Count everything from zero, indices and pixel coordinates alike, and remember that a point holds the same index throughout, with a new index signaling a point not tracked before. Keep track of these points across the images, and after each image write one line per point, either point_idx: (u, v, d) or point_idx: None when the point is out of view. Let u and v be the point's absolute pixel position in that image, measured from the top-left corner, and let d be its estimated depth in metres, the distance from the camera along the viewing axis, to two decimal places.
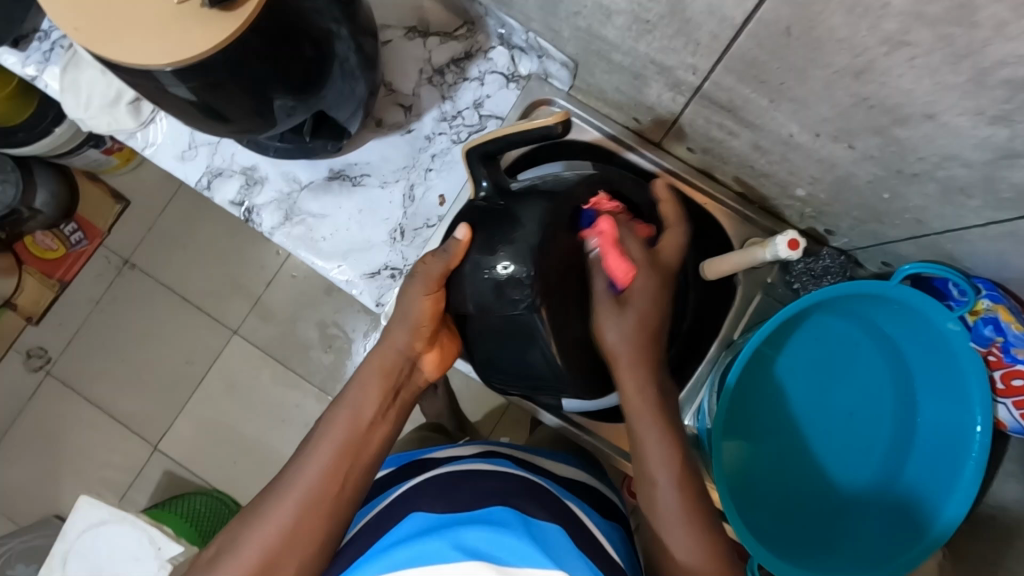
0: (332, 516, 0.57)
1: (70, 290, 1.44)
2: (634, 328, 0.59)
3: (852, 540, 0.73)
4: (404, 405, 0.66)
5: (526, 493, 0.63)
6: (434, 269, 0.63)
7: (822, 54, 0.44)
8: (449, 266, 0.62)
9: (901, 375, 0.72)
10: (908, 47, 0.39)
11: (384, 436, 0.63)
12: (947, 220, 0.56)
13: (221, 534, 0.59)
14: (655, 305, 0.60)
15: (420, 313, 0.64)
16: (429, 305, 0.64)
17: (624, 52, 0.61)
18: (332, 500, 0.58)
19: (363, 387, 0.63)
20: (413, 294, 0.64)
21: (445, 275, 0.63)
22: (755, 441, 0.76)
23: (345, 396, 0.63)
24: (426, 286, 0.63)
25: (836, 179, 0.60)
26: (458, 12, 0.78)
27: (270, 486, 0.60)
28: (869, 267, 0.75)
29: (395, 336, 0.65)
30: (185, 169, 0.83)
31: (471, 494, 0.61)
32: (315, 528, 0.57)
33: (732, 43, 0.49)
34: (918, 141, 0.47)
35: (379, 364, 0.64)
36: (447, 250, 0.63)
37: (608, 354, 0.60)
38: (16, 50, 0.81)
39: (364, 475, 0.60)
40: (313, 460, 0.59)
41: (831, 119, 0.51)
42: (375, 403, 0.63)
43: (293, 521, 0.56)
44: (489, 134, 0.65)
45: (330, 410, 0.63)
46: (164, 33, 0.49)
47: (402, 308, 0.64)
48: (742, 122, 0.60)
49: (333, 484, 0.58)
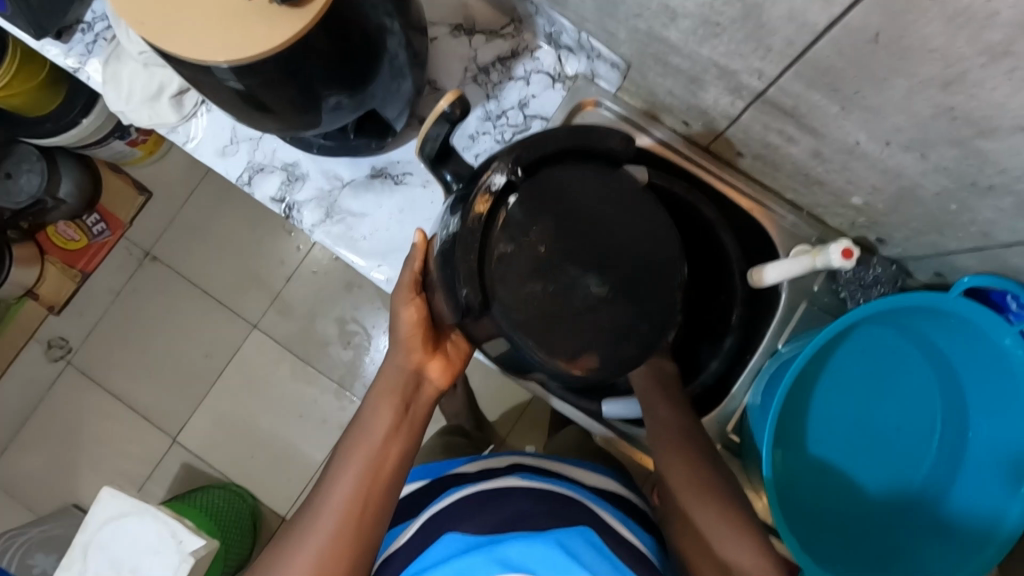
0: (359, 541, 0.57)
1: (91, 281, 1.44)
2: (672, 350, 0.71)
3: (914, 550, 0.72)
4: (417, 420, 0.64)
5: (550, 513, 0.62)
6: (404, 279, 0.65)
7: (910, 63, 0.43)
8: (417, 271, 0.65)
9: (949, 383, 0.71)
10: (1010, 59, 0.38)
11: (402, 454, 0.62)
12: (1016, 235, 0.54)
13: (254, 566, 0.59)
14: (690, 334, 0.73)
15: (404, 325, 0.64)
16: (412, 312, 0.64)
17: (685, 55, 0.60)
18: (355, 526, 0.57)
19: (374, 409, 0.63)
20: (398, 306, 0.65)
21: (416, 279, 0.65)
22: (801, 454, 0.74)
23: (358, 420, 0.63)
24: (404, 294, 0.64)
25: (901, 189, 0.59)
26: (505, 10, 0.77)
27: (295, 519, 0.60)
28: (920, 277, 0.73)
29: (392, 354, 0.66)
30: (226, 165, 0.82)
31: (502, 516, 0.61)
32: (342, 554, 0.56)
33: (809, 50, 0.48)
34: (1001, 155, 0.46)
35: (384, 384, 0.64)
36: (409, 259, 0.65)
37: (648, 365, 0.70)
38: (59, 42, 0.81)
39: (385, 496, 0.60)
40: (334, 487, 0.59)
41: (907, 129, 0.50)
42: (386, 422, 0.62)
43: (323, 551, 0.56)
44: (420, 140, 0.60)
45: (346, 434, 0.63)
46: (231, 29, 0.48)
47: (392, 327, 0.66)
48: (804, 129, 0.59)
49: (355, 510, 0.58)
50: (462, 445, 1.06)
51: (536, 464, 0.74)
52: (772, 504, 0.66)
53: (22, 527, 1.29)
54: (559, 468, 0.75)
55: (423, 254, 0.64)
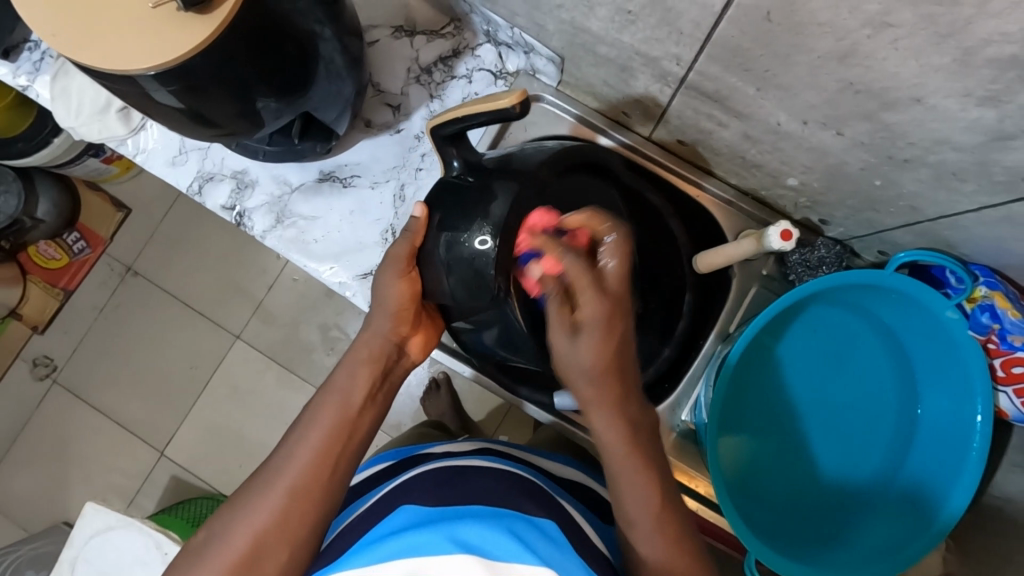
0: (325, 503, 0.56)
1: (74, 298, 1.44)
2: (593, 351, 0.51)
3: (858, 533, 0.73)
4: (391, 388, 0.64)
5: (521, 492, 0.59)
6: (398, 249, 0.60)
7: (807, 39, 0.44)
8: (415, 245, 0.60)
9: (902, 365, 0.73)
10: (890, 29, 0.39)
11: (373, 420, 0.61)
12: (941, 205, 0.56)
13: (207, 522, 0.56)
14: (616, 335, 0.51)
15: (395, 297, 0.61)
16: (404, 288, 0.60)
17: (609, 44, 0.61)
18: (317, 495, 0.55)
19: (352, 373, 0.61)
20: (387, 277, 0.60)
21: (412, 253, 0.60)
22: (754, 435, 0.75)
23: (333, 379, 0.61)
24: (397, 269, 0.60)
25: (829, 168, 0.60)
26: (444, 10, 0.78)
27: (258, 472, 0.57)
28: (866, 257, 0.74)
29: (377, 325, 0.63)
30: (176, 174, 0.83)
31: (464, 493, 0.57)
32: (307, 514, 0.55)
33: (715, 31, 0.49)
34: (909, 126, 0.48)
35: (366, 351, 0.62)
36: (408, 229, 0.60)
37: (566, 374, 0.54)
38: (7, 60, 0.82)
39: (352, 462, 0.58)
40: (302, 443, 0.57)
41: (818, 104, 0.51)
42: (364, 391, 0.60)
43: (284, 508, 0.54)
44: (450, 113, 0.58)
45: (317, 395, 0.61)
46: (145, 38, 0.49)
47: (379, 296, 0.61)
48: (731, 112, 0.60)
49: (319, 476, 0.56)
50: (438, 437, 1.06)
51: (502, 450, 0.72)
52: (716, 486, 0.67)
53: (15, 545, 1.30)
54: (520, 455, 0.73)
55: (425, 230, 0.59)
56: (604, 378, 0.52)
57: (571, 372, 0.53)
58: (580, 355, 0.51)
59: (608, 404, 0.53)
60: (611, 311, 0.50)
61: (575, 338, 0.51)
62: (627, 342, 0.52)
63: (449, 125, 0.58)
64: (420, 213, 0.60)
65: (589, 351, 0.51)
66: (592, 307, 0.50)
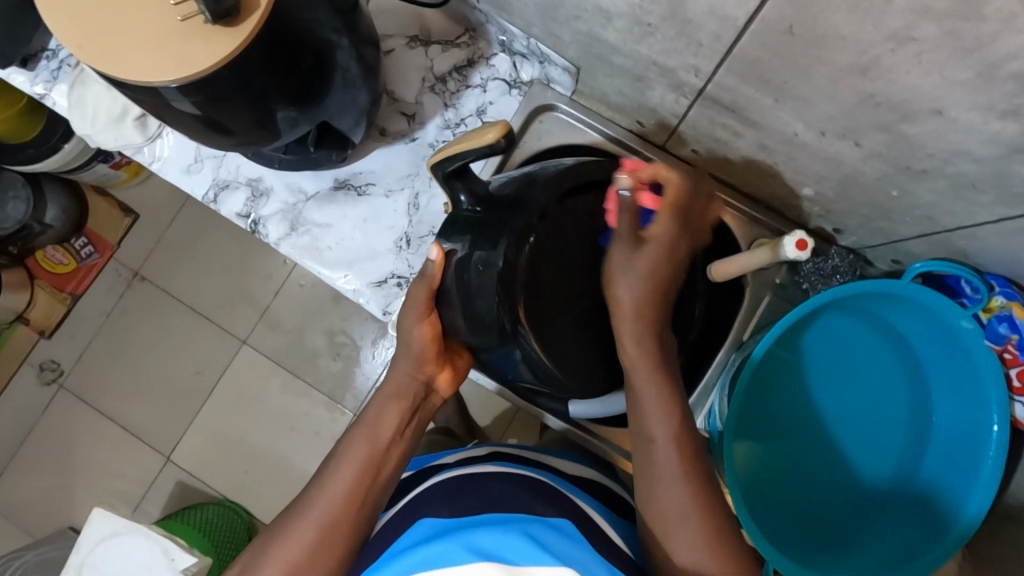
0: (354, 535, 0.57)
1: (81, 303, 1.45)
2: (644, 280, 0.56)
3: (875, 539, 0.73)
4: (419, 421, 0.66)
5: (538, 496, 0.59)
6: (418, 294, 0.61)
7: (826, 53, 0.45)
8: (433, 287, 0.61)
9: (914, 374, 0.73)
10: (914, 43, 0.40)
11: (402, 456, 0.63)
12: (957, 215, 0.56)
13: (244, 554, 0.58)
14: (670, 263, 0.57)
15: (420, 340, 0.62)
16: (425, 330, 0.62)
17: (626, 55, 0.62)
18: (348, 526, 0.56)
19: (382, 410, 0.62)
20: (408, 323, 0.62)
21: (430, 296, 0.61)
22: (766, 444, 0.76)
23: (363, 417, 0.62)
24: (416, 311, 0.61)
25: (843, 177, 0.60)
26: (459, 20, 0.79)
27: (290, 506, 0.59)
28: (879, 265, 0.74)
29: (402, 364, 0.64)
30: (191, 182, 0.84)
31: (480, 499, 0.57)
32: (339, 545, 0.56)
33: (734, 43, 0.50)
34: (926, 138, 0.48)
35: (393, 387, 0.64)
36: (425, 271, 0.61)
37: (613, 306, 0.58)
38: (25, 69, 0.82)
39: (381, 495, 0.60)
40: (335, 478, 0.58)
41: (837, 116, 0.52)
42: (392, 427, 0.62)
43: (316, 542, 0.55)
44: (444, 152, 0.59)
45: (346, 432, 0.62)
46: (172, 51, 0.49)
47: (403, 336, 0.63)
48: (747, 122, 0.60)
49: (352, 506, 0.57)
50: (448, 443, 1.05)
51: (515, 452, 0.72)
52: (735, 496, 0.67)
53: (20, 550, 1.29)
54: (540, 458, 0.73)
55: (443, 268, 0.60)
56: (647, 304, 0.57)
57: (619, 306, 0.58)
58: (637, 270, 0.56)
59: (643, 326, 0.58)
60: (665, 249, 0.56)
61: (660, 250, 0.56)
62: (677, 269, 0.58)
63: (444, 163, 0.59)
64: (435, 256, 0.60)
65: (643, 269, 0.56)
66: (662, 227, 0.56)
